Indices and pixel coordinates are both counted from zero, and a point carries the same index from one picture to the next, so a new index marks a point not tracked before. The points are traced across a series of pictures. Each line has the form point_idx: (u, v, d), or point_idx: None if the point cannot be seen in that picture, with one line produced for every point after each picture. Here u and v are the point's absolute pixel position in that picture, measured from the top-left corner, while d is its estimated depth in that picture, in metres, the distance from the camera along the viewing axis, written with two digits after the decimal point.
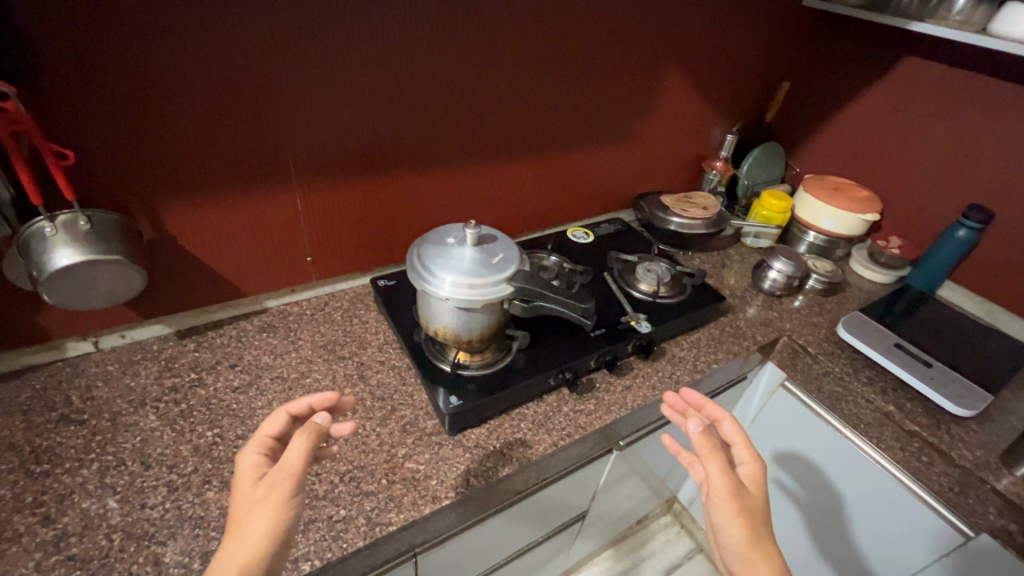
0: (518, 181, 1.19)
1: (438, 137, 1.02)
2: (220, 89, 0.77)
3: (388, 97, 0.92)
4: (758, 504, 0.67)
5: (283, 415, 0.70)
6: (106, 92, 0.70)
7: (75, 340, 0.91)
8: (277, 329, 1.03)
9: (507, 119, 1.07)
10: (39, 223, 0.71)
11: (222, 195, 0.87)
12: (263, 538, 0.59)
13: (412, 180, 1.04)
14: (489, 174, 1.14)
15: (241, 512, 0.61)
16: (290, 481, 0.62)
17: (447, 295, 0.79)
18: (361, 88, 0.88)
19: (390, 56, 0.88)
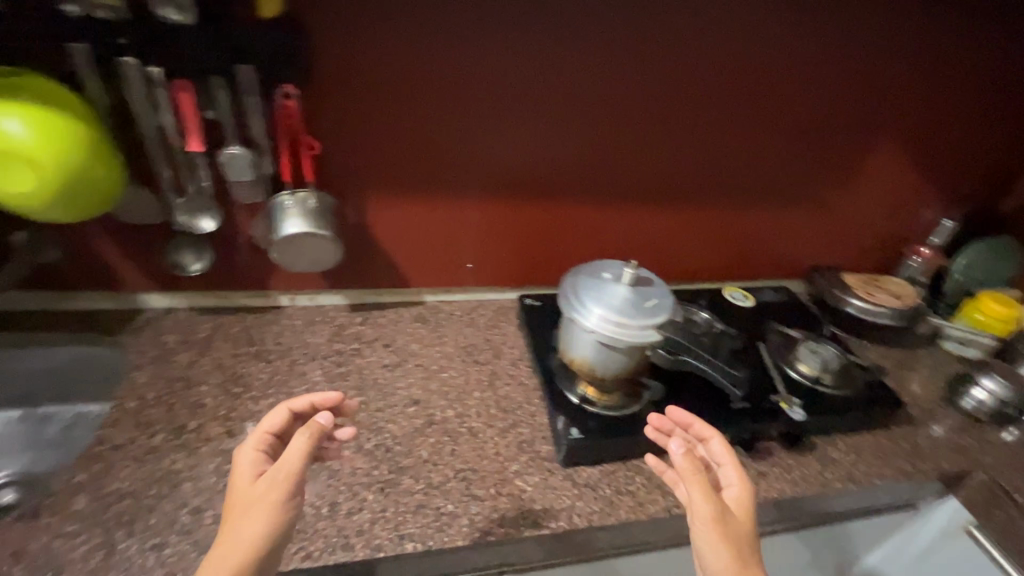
0: (680, 227, 1.15)
1: (607, 170, 1.03)
2: (428, 104, 0.89)
3: (575, 129, 0.96)
4: (747, 530, 0.64)
5: (285, 411, 0.74)
6: (354, 99, 0.86)
7: (277, 293, 1.10)
8: (427, 322, 1.13)
9: (681, 162, 1.05)
10: (283, 197, 0.89)
11: (410, 194, 0.99)
12: (254, 543, 0.60)
13: (573, 208, 1.07)
14: (651, 215, 1.12)
15: (236, 514, 0.62)
16: (291, 482, 0.64)
17: (592, 328, 0.80)
18: (552, 118, 0.95)
19: (585, 92, 0.93)
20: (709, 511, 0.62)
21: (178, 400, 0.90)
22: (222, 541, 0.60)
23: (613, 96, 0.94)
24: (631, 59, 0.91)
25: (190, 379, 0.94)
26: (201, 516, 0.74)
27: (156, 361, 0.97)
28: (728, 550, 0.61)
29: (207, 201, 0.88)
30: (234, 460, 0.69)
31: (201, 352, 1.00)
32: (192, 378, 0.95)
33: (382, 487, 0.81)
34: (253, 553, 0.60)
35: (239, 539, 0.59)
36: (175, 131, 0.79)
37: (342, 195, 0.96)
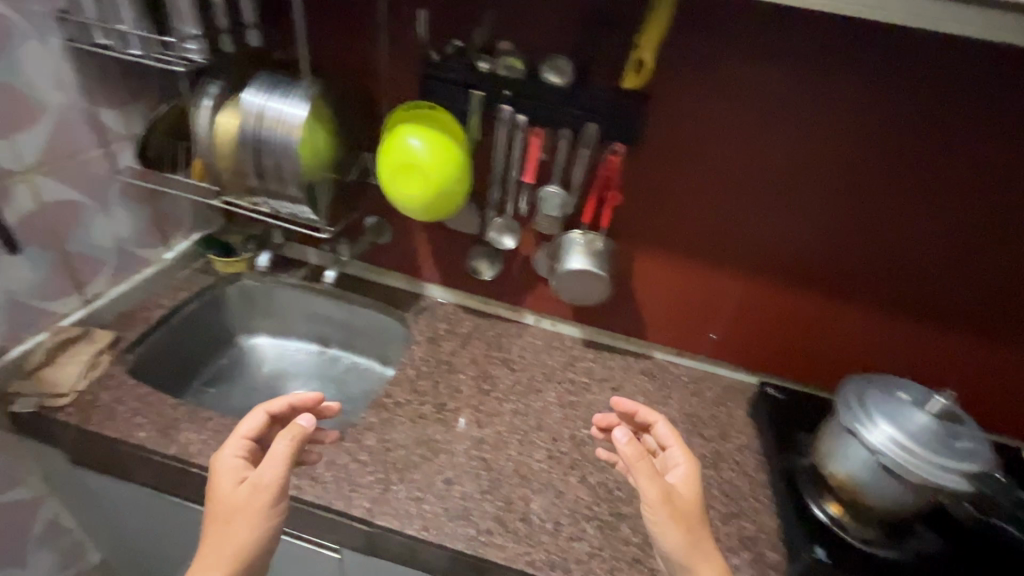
0: (976, 353, 0.98)
1: (896, 269, 0.95)
2: (724, 174, 0.93)
3: (868, 227, 0.92)
4: (694, 508, 0.70)
5: (264, 415, 0.82)
6: (660, 164, 0.94)
7: (528, 312, 1.21)
8: (654, 378, 1.14)
9: (996, 278, 0.91)
10: (575, 234, 1.00)
11: (678, 254, 1.03)
12: (239, 552, 0.70)
13: (843, 301, 1.00)
14: (941, 330, 0.98)
15: (222, 514, 0.72)
16: (273, 488, 0.74)
17: (881, 449, 0.72)
18: (846, 212, 0.92)
19: (891, 192, 0.89)
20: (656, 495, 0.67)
21: (441, 380, 1.05)
22: (211, 543, 0.70)
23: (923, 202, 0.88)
24: (950, 167, 0.85)
25: (453, 365, 1.10)
26: (452, 489, 0.85)
27: (429, 342, 1.15)
28: (677, 528, 0.67)
29: (512, 224, 1.03)
30: (214, 466, 0.77)
31: (461, 344, 1.16)
32: (453, 364, 1.10)
33: (601, 526, 0.84)
34: (249, 546, 0.71)
35: (227, 542, 0.70)
36: (516, 166, 0.95)
37: (619, 243, 1.03)
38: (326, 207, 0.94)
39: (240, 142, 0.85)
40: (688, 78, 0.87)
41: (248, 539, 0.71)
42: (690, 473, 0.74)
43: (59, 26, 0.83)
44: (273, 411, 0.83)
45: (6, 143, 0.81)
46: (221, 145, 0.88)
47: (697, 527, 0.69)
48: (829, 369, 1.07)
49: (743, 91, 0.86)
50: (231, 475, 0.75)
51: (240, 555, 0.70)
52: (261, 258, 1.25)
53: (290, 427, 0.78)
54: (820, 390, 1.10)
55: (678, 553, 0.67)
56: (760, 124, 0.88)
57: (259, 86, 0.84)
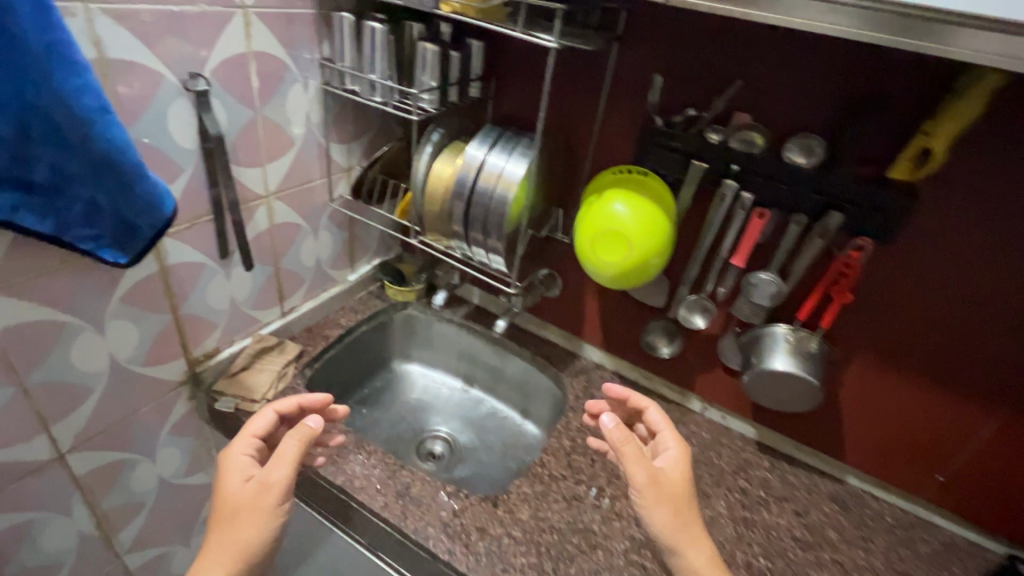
0: None
1: None
2: (996, 297, 0.74)
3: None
4: (680, 489, 0.71)
5: (271, 416, 0.82)
6: (913, 273, 0.78)
7: (695, 397, 1.10)
8: (849, 510, 0.94)
9: None
10: (778, 329, 0.88)
11: (907, 376, 0.85)
12: (247, 549, 0.69)
13: None
14: None
15: (231, 513, 0.71)
16: (280, 487, 0.73)
17: None
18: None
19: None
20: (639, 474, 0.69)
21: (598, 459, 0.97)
22: (219, 539, 0.69)
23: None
24: None
25: None
26: None
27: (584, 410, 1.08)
28: (660, 507, 0.68)
29: (704, 303, 0.92)
30: (223, 465, 0.76)
31: None
32: None
33: None
34: (256, 546, 0.70)
35: (234, 543, 0.69)
36: (728, 246, 0.85)
37: (833, 348, 0.88)
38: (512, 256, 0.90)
39: (454, 188, 0.87)
40: (969, 179, 0.70)
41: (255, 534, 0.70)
42: (675, 451, 0.75)
43: (319, 71, 0.91)
44: (282, 411, 0.84)
45: (259, 171, 0.89)
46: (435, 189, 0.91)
47: (682, 504, 0.70)
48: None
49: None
50: (236, 472, 0.74)
51: (244, 555, 0.69)
52: (438, 297, 1.30)
53: (296, 429, 0.78)
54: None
55: (667, 535, 0.68)
56: None
57: (484, 138, 0.86)
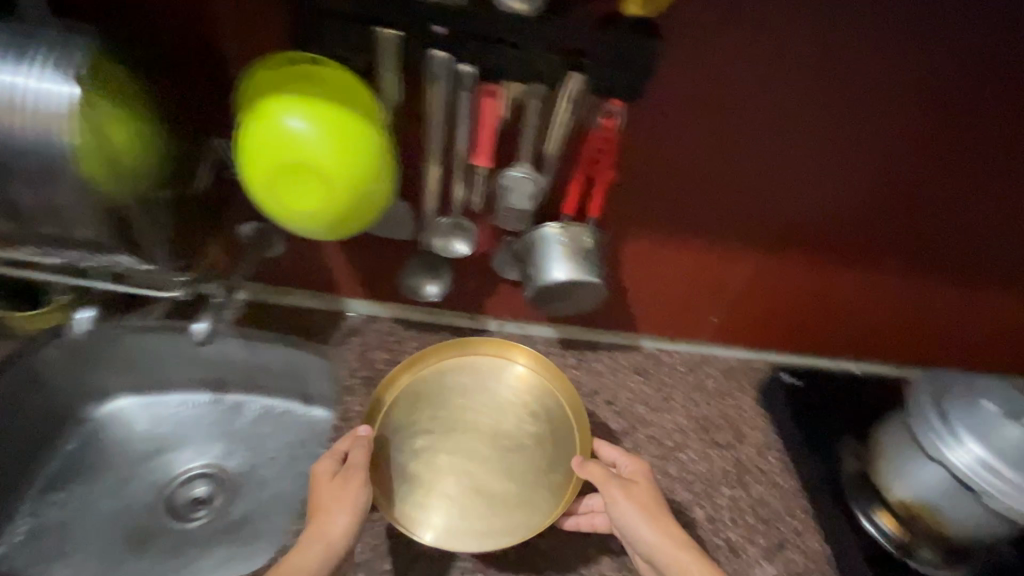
0: (982, 309, 0.89)
1: (925, 231, 0.79)
2: (740, 138, 0.68)
3: (924, 185, 0.74)
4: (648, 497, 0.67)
5: (339, 452, 0.68)
6: (672, 126, 0.67)
7: (489, 318, 0.95)
8: (650, 376, 0.96)
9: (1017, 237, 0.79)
10: (544, 228, 0.74)
11: (682, 236, 0.80)
12: (335, 544, 0.62)
13: (861, 269, 0.84)
14: (953, 291, 0.87)
15: (334, 506, 0.64)
16: (364, 469, 0.66)
17: (960, 465, 0.60)
18: (928, 166, 0.72)
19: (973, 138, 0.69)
20: (641, 510, 0.65)
21: None
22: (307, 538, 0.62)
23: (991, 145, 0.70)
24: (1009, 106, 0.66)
25: None
26: None
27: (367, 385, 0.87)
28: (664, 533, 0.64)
29: (459, 221, 0.74)
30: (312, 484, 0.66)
31: None
32: None
33: None
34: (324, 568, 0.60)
35: (335, 542, 0.62)
36: (464, 143, 0.64)
37: (607, 230, 0.78)
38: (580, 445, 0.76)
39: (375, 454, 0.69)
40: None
41: (344, 520, 0.63)
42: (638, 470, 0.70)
43: None
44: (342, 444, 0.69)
45: None
46: (429, 351, 0.79)
47: (649, 501, 0.67)
48: (859, 336, 0.95)
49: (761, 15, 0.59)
50: (325, 477, 0.66)
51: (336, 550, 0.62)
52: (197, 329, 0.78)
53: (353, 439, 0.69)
54: (857, 362, 0.98)
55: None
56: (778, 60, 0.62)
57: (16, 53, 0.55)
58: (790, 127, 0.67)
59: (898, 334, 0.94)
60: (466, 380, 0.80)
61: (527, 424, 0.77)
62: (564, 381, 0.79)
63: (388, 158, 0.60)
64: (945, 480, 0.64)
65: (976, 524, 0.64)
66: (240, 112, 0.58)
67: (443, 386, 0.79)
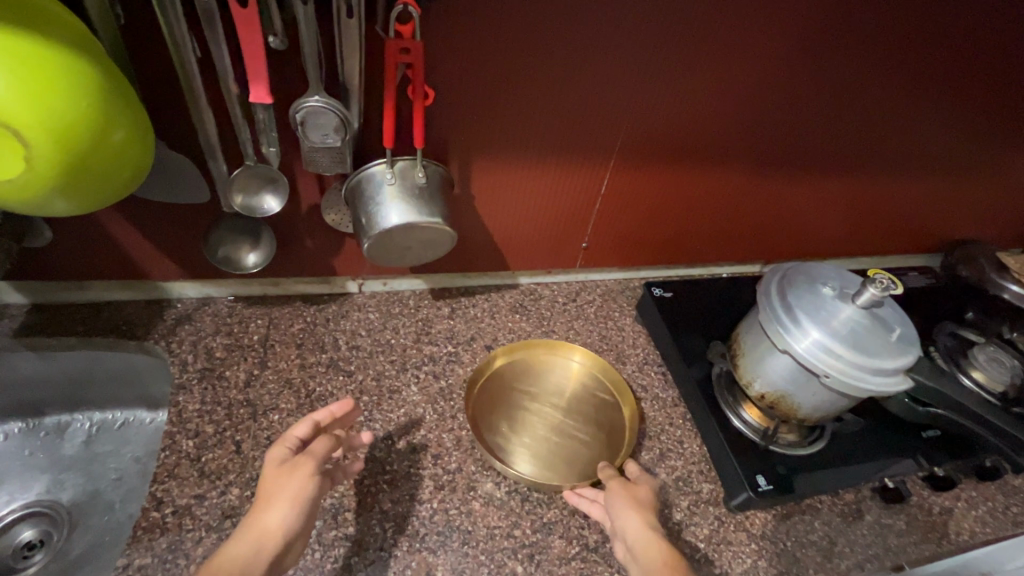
0: (821, 202, 0.93)
1: (762, 131, 0.78)
2: (560, 45, 0.61)
3: (774, 82, 0.72)
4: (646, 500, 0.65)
5: (309, 424, 0.62)
6: (496, 31, 0.58)
7: (346, 278, 0.86)
8: (529, 313, 0.92)
9: (844, 129, 0.81)
10: (371, 168, 0.63)
11: (525, 162, 0.73)
12: (273, 536, 0.53)
13: (709, 176, 0.83)
14: (795, 188, 0.89)
15: (264, 497, 0.55)
16: (317, 458, 0.58)
17: (802, 351, 0.62)
18: (776, 62, 0.70)
19: (817, 30, 0.67)
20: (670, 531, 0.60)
21: (249, 434, 0.70)
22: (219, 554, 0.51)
23: (836, 35, 0.68)
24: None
25: (257, 405, 0.73)
26: None
27: (205, 378, 0.74)
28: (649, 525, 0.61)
29: (261, 169, 0.61)
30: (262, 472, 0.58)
31: (257, 363, 0.77)
32: (258, 403, 0.73)
33: (532, 556, 0.65)
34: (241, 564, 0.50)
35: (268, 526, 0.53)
36: (231, 72, 0.51)
37: (444, 163, 0.70)
38: (622, 454, 0.74)
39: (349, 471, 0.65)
40: None
41: (285, 510, 0.54)
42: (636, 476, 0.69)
43: None
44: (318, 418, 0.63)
45: None
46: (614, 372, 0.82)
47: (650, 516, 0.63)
48: (727, 242, 0.97)
49: None
50: (278, 450, 0.59)
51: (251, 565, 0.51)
52: None
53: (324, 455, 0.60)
54: (724, 265, 1.02)
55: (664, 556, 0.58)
56: None
57: None
58: (611, 28, 0.61)
59: (753, 236, 0.97)
60: (582, 392, 0.80)
61: (585, 425, 0.77)
62: (619, 381, 0.81)
63: (111, 100, 0.46)
64: (794, 368, 0.66)
65: (823, 403, 0.68)
66: None
67: (563, 392, 0.80)
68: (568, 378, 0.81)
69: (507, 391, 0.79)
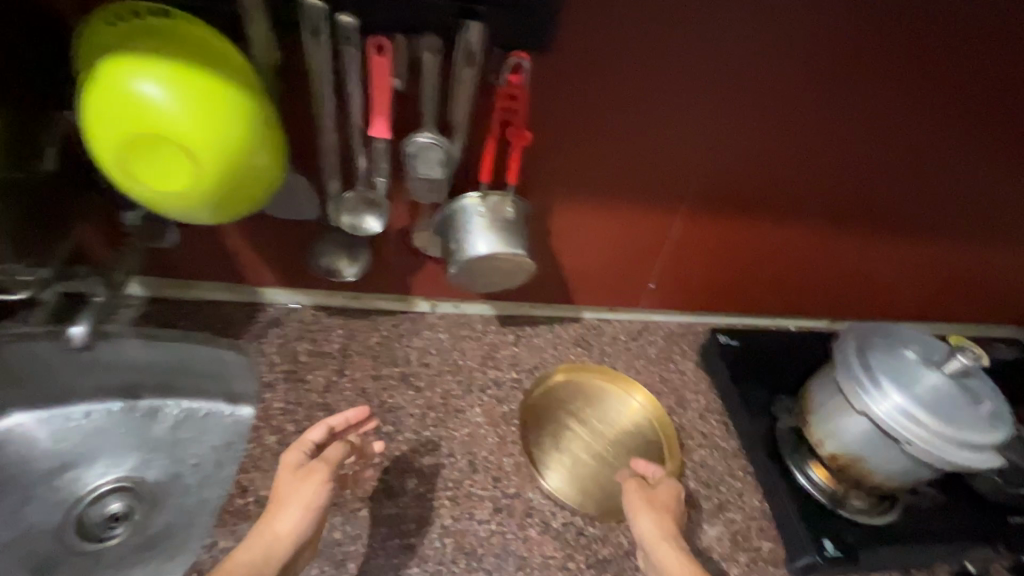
0: (899, 261, 0.91)
1: (840, 188, 0.78)
2: (648, 98, 0.65)
3: (858, 143, 0.73)
4: (666, 499, 0.68)
5: (324, 429, 0.65)
6: (592, 84, 0.63)
7: (420, 298, 0.91)
8: (591, 348, 0.93)
9: (927, 190, 0.80)
10: (465, 201, 0.68)
11: (603, 204, 0.77)
12: (284, 541, 0.57)
13: (782, 228, 0.84)
14: (872, 245, 0.88)
15: (279, 502, 0.59)
16: (331, 464, 0.62)
17: (881, 414, 0.61)
18: (858, 121, 0.71)
19: (902, 92, 0.68)
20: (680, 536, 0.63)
21: None
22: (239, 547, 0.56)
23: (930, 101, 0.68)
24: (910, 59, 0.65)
25: (334, 410, 0.78)
26: None
27: (290, 379, 0.80)
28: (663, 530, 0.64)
29: (368, 195, 0.67)
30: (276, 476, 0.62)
31: (336, 371, 0.83)
32: (335, 408, 0.78)
33: None
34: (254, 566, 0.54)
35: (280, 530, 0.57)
36: (359, 110, 0.57)
37: (529, 200, 0.74)
38: None
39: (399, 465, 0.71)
40: None
41: (295, 513, 0.58)
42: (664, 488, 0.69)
43: None
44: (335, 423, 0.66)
45: None
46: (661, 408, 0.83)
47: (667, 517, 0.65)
48: (795, 296, 0.96)
49: None
50: (292, 455, 0.63)
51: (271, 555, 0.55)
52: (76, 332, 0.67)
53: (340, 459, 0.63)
54: (790, 319, 1.00)
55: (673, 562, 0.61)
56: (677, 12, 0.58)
57: None
58: (697, 86, 0.65)
59: (824, 290, 0.95)
60: (628, 424, 0.81)
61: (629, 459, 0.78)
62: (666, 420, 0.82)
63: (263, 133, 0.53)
64: (870, 430, 0.65)
65: (899, 471, 0.65)
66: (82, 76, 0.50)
67: (613, 421, 0.81)
68: (616, 404, 0.83)
69: (554, 411, 0.82)
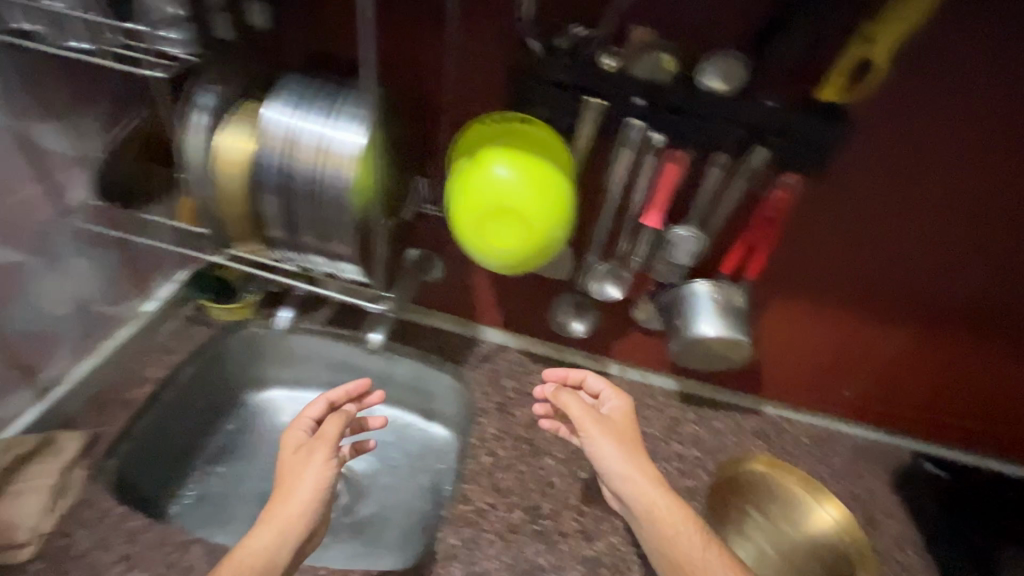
0: None
1: None
2: (899, 224, 0.70)
3: None
4: (622, 425, 0.74)
5: (323, 401, 0.74)
6: (848, 207, 0.69)
7: (611, 361, 0.98)
8: (774, 443, 0.94)
9: None
10: (697, 285, 0.77)
11: (823, 309, 0.81)
12: (291, 524, 0.62)
13: (1011, 363, 0.81)
14: None
15: (283, 483, 0.65)
16: (329, 441, 0.68)
17: None
18: None
19: None
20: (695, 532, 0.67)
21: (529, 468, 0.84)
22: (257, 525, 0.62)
23: None
24: None
25: (536, 446, 0.87)
26: None
27: (500, 410, 0.92)
28: (653, 503, 0.69)
29: (617, 269, 0.78)
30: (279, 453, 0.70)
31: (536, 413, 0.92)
32: (537, 445, 0.87)
33: None
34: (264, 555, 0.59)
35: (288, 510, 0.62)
36: (640, 199, 0.69)
37: (754, 294, 0.80)
38: None
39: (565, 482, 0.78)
40: (885, 87, 0.60)
41: (305, 493, 0.64)
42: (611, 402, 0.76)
43: None
44: (332, 397, 0.75)
45: None
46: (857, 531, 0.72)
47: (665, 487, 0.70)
48: (1013, 435, 0.90)
49: (940, 118, 0.61)
50: (293, 432, 0.70)
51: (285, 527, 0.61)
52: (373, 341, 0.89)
53: (343, 420, 0.71)
54: (1004, 459, 0.93)
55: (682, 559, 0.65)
56: (951, 159, 0.63)
57: (280, 94, 0.54)
58: (952, 220, 0.68)
59: None
60: (815, 540, 0.75)
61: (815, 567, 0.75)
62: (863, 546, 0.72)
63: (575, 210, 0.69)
64: None
65: None
66: (463, 160, 0.65)
67: (801, 528, 0.76)
68: (805, 513, 0.76)
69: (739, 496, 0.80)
